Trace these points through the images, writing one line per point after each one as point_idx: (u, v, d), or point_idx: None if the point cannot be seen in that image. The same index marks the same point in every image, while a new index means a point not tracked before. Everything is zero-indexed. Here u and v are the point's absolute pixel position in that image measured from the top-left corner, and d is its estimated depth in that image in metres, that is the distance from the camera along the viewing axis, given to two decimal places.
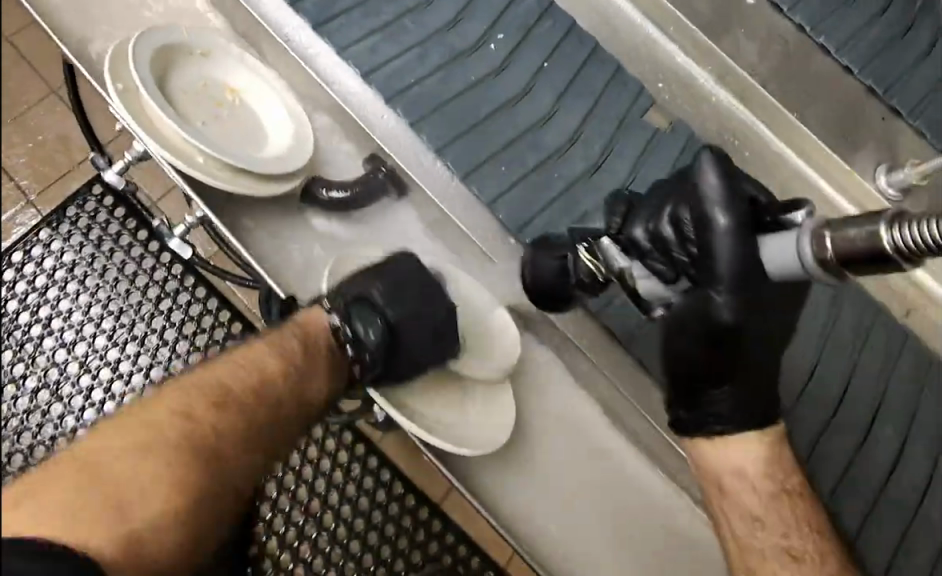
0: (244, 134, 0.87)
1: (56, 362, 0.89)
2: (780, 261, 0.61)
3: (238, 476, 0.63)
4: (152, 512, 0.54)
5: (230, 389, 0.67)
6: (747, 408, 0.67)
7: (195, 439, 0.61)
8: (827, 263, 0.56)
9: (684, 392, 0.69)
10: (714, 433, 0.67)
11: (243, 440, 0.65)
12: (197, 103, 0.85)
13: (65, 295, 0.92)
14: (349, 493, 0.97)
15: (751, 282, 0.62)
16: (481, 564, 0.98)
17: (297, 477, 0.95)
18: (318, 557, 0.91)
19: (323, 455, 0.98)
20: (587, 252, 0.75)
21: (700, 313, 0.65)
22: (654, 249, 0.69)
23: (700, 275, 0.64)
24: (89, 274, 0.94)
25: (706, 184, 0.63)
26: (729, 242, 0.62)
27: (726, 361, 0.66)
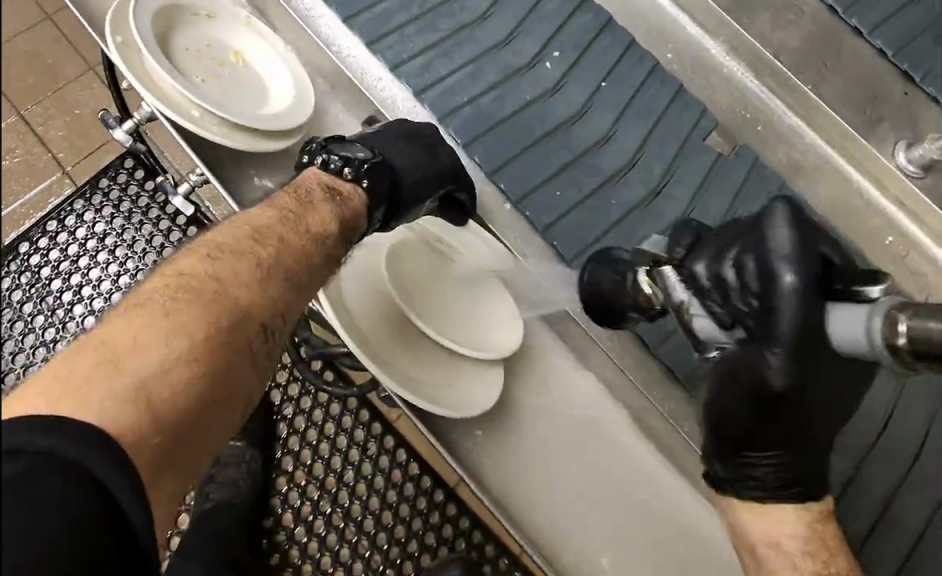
0: (249, 94, 0.73)
1: (85, 328, 0.89)
2: (853, 337, 0.52)
3: (267, 328, 0.55)
4: (169, 381, 0.46)
5: (261, 235, 0.60)
6: (795, 480, 0.59)
7: (235, 292, 0.54)
8: (898, 353, 0.50)
9: (723, 446, 0.62)
10: (751, 496, 0.60)
11: (274, 296, 0.56)
12: (201, 64, 0.72)
13: (96, 263, 0.92)
14: (365, 471, 0.95)
15: (809, 348, 0.54)
16: (496, 551, 0.95)
17: (314, 452, 0.95)
18: (332, 533, 0.91)
19: (339, 433, 0.96)
20: (648, 277, 0.69)
21: (751, 371, 0.56)
22: (715, 290, 0.59)
23: (758, 331, 0.56)
24: (119, 245, 0.93)
25: (774, 236, 0.54)
26: (795, 304, 0.53)
27: (779, 420, 0.58)
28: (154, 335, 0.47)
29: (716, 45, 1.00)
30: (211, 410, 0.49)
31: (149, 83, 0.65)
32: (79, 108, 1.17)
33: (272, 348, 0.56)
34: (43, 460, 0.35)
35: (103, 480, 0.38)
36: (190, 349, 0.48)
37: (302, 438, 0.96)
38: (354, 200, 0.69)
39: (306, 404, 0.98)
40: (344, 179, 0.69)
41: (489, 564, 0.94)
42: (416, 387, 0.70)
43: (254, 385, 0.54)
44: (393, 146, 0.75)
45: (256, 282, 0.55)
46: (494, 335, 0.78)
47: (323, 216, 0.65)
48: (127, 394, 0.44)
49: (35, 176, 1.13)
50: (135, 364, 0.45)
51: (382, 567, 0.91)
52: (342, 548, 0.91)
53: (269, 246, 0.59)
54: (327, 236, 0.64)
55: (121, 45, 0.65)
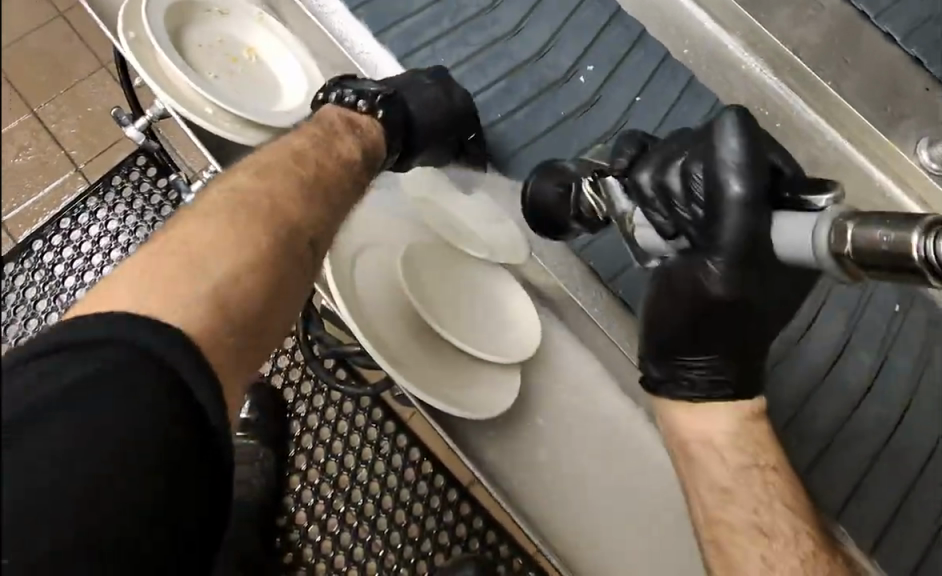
0: (263, 91, 0.73)
1: None
2: (794, 247, 0.55)
3: (319, 240, 0.58)
4: (236, 282, 0.49)
5: (300, 158, 0.63)
6: (726, 381, 0.61)
7: (287, 206, 0.56)
8: (843, 260, 0.50)
9: (663, 347, 0.64)
10: (682, 396, 0.63)
11: (321, 213, 0.59)
12: (215, 61, 0.72)
13: (109, 261, 0.92)
14: (378, 470, 0.94)
15: (753, 257, 0.57)
16: (510, 550, 0.94)
17: (327, 450, 0.96)
18: (345, 532, 0.92)
19: (353, 432, 0.96)
20: (590, 186, 0.71)
21: (693, 282, 0.60)
22: (657, 198, 0.62)
23: (700, 240, 0.59)
24: (132, 242, 0.93)
25: (725, 148, 0.57)
26: (740, 214, 0.56)
27: (720, 326, 0.60)
28: (222, 242, 0.50)
29: (734, 40, 0.99)
30: (275, 313, 0.52)
31: (164, 82, 0.64)
32: (91, 106, 1.17)
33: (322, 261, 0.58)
34: (129, 361, 0.39)
35: (184, 376, 0.40)
36: (253, 255, 0.51)
37: (316, 436, 0.97)
38: (367, 125, 0.73)
39: (319, 403, 0.99)
40: (360, 111, 0.74)
41: (503, 564, 0.94)
42: (437, 387, 0.70)
43: (308, 295, 0.56)
44: (411, 91, 0.81)
45: (300, 198, 0.58)
46: (512, 336, 0.78)
47: (354, 148, 0.69)
48: (203, 295, 0.46)
49: (48, 174, 1.14)
50: (206, 269, 0.48)
51: (396, 566, 0.91)
52: (355, 547, 0.91)
53: (307, 168, 0.62)
54: (354, 161, 0.68)
55: (133, 41, 0.65)
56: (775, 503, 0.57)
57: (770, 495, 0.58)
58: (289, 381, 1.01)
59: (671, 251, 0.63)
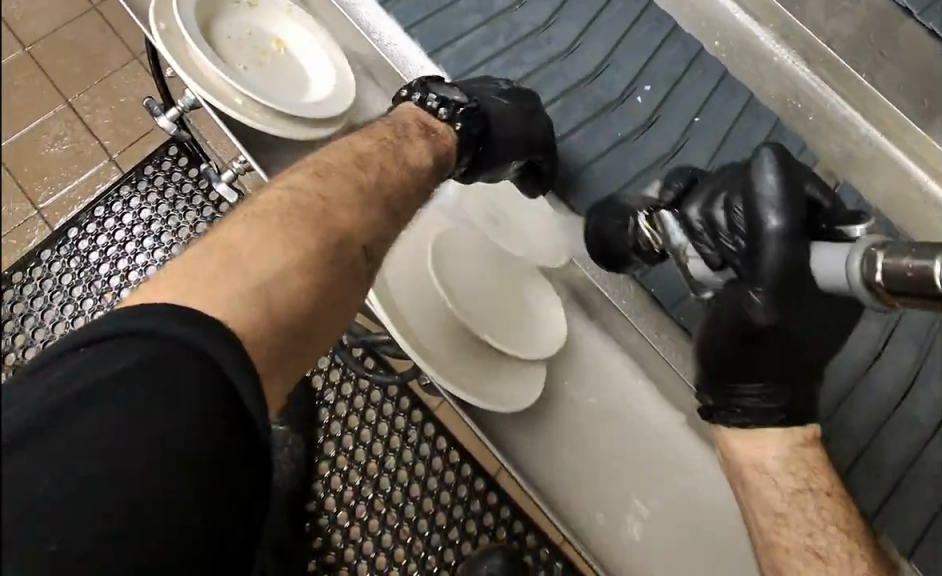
0: (292, 82, 0.73)
1: None
2: (829, 275, 0.57)
3: (370, 246, 0.58)
4: (283, 284, 0.50)
5: (362, 161, 0.63)
6: (778, 406, 0.64)
7: (339, 212, 0.57)
8: (875, 288, 0.51)
9: (716, 376, 0.66)
10: (735, 423, 0.65)
11: (373, 218, 0.60)
12: (245, 54, 0.72)
13: (142, 249, 0.94)
14: (406, 458, 0.99)
15: (792, 286, 0.59)
16: (536, 541, 0.99)
17: (356, 438, 0.99)
18: (373, 518, 0.95)
19: (381, 421, 1.00)
20: (646, 221, 0.73)
21: (737, 310, 0.62)
22: (706, 231, 0.65)
23: (744, 270, 0.62)
24: (165, 231, 0.95)
25: (763, 183, 0.60)
26: (778, 246, 0.59)
27: (764, 353, 0.63)
28: (272, 242, 0.51)
29: (766, 32, 0.98)
30: (321, 317, 0.52)
31: (195, 75, 0.65)
32: (124, 97, 1.18)
33: (373, 269, 0.59)
34: (174, 352, 0.39)
35: (225, 371, 0.41)
36: (300, 254, 0.52)
37: (344, 424, 1.00)
38: (445, 136, 0.76)
39: (347, 391, 1.02)
40: (439, 118, 0.77)
41: (530, 553, 0.98)
42: (464, 380, 0.71)
43: (360, 301, 0.57)
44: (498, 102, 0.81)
45: (356, 202, 0.59)
46: (544, 332, 0.79)
47: (420, 155, 0.70)
48: (247, 292, 0.47)
49: (83, 163, 1.16)
50: (251, 267, 0.49)
51: (424, 553, 0.95)
52: (383, 533, 0.95)
53: (367, 170, 0.63)
54: (423, 167, 0.69)
55: (164, 32, 0.66)
56: (828, 526, 0.59)
57: (823, 520, 0.59)
58: (318, 369, 1.03)
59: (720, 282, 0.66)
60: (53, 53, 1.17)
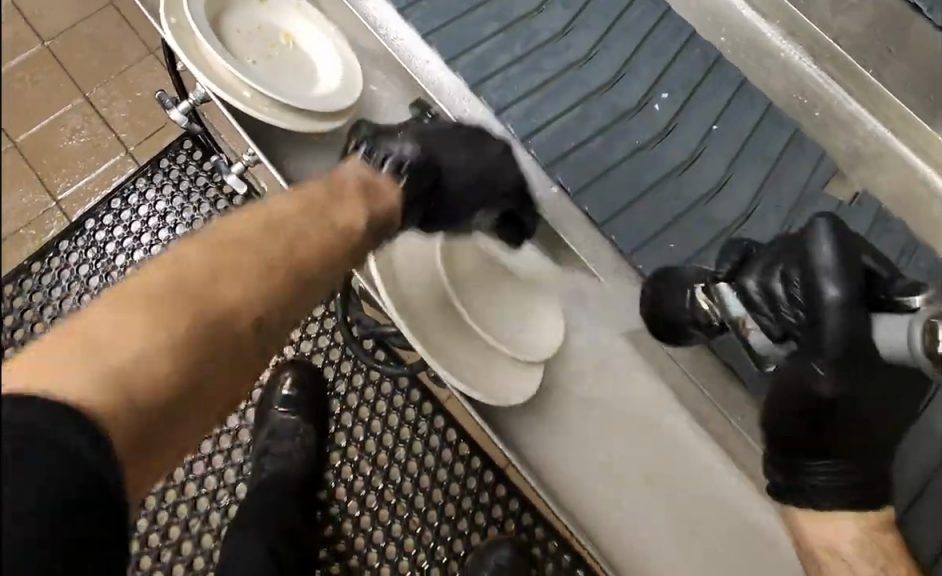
0: (300, 76, 0.74)
1: None
2: (894, 348, 0.54)
3: (268, 320, 0.56)
4: (153, 366, 0.48)
5: (276, 228, 0.60)
6: (855, 491, 0.58)
7: (234, 285, 0.55)
8: (935, 361, 0.50)
9: (784, 455, 0.62)
10: (808, 505, 0.60)
11: (275, 292, 0.57)
12: (253, 46, 0.74)
13: (154, 241, 0.96)
14: (416, 450, 1.01)
15: (853, 361, 0.56)
16: (545, 533, 1.00)
17: (366, 430, 1.02)
18: (383, 508, 0.98)
19: (391, 412, 1.02)
20: (703, 292, 0.71)
21: (800, 388, 0.58)
22: (764, 303, 0.63)
23: (806, 341, 0.58)
24: (177, 223, 0.97)
25: (820, 253, 0.57)
26: (838, 318, 0.55)
27: (831, 432, 0.58)
28: (147, 319, 0.48)
29: (773, 29, 1.00)
30: (196, 399, 0.50)
31: (203, 65, 0.67)
32: (141, 91, 1.20)
33: (266, 344, 0.57)
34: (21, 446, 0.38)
35: (80, 448, 0.41)
36: (171, 337, 0.49)
37: (355, 415, 1.03)
38: (385, 190, 0.70)
39: (358, 381, 1.05)
40: (383, 174, 0.71)
41: (538, 545, 0.99)
42: (458, 366, 0.79)
43: (245, 378, 0.55)
44: (453, 151, 0.77)
45: (255, 280, 0.56)
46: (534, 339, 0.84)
47: (352, 217, 0.66)
48: (108, 375, 0.45)
49: (99, 156, 1.17)
50: (117, 347, 0.46)
51: (433, 543, 0.97)
52: (393, 523, 0.98)
53: (277, 237, 0.60)
54: (352, 230, 0.66)
55: (175, 26, 0.67)
56: None
57: None
58: (329, 360, 1.05)
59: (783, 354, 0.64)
60: (70, 48, 1.19)
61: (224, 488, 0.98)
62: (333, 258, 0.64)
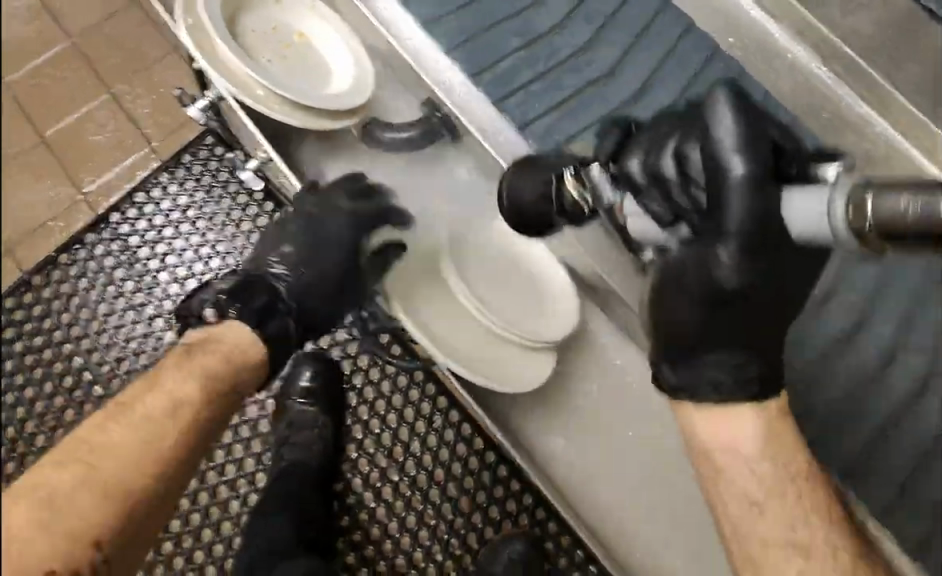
0: (313, 77, 0.78)
1: (170, 294, 1.08)
2: (804, 224, 0.57)
3: (105, 530, 0.61)
4: None
5: (104, 432, 0.65)
6: (747, 381, 0.63)
7: (66, 521, 0.59)
8: (862, 234, 0.53)
9: (676, 351, 0.65)
10: (709, 400, 0.64)
11: (115, 505, 0.62)
12: (266, 45, 0.77)
13: (179, 234, 1.10)
14: (431, 443, 1.06)
15: (759, 239, 0.58)
16: (559, 528, 1.02)
17: (383, 423, 1.07)
18: (398, 500, 1.04)
19: (407, 406, 1.08)
20: (572, 176, 0.81)
21: (701, 269, 0.62)
22: (653, 186, 0.68)
23: (705, 228, 0.61)
24: (200, 217, 1.11)
25: (720, 129, 0.59)
26: (742, 196, 0.58)
27: (732, 317, 0.62)
28: None
29: (782, 29, 1.03)
30: None
31: (213, 55, 0.68)
32: (164, 87, 1.26)
33: (115, 552, 0.62)
34: None
35: None
36: None
37: (371, 408, 1.08)
38: (233, 335, 0.78)
39: (375, 375, 1.10)
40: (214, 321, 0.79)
41: (551, 540, 1.02)
42: (485, 364, 0.90)
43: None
44: (294, 275, 0.85)
45: (64, 515, 0.59)
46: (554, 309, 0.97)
47: (200, 394, 0.72)
48: None
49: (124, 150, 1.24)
50: None
51: (446, 535, 1.02)
52: (408, 515, 1.03)
53: (71, 469, 0.62)
54: (201, 407, 0.72)
55: (191, 27, 0.68)
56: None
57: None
58: (347, 353, 1.11)
59: (672, 236, 0.69)
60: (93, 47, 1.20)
61: (244, 478, 1.05)
62: (181, 445, 0.69)
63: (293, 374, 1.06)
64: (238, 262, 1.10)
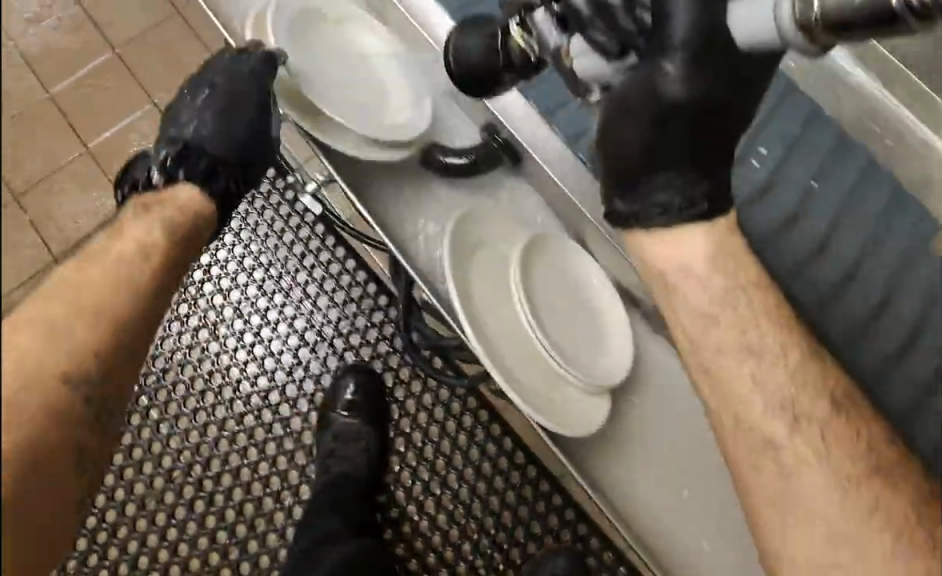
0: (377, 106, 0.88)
1: (214, 305, 1.11)
2: (750, 29, 0.64)
3: (109, 355, 0.64)
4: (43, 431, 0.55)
5: (104, 266, 0.68)
6: (691, 193, 0.70)
7: (74, 340, 0.61)
8: (807, 27, 0.57)
9: (624, 182, 0.73)
10: (655, 223, 0.70)
11: (111, 330, 0.65)
12: (323, 71, 0.86)
13: (223, 245, 1.13)
14: (472, 457, 1.06)
15: (707, 46, 0.67)
16: (601, 544, 1.03)
17: (424, 436, 1.08)
18: (442, 513, 1.04)
19: (448, 418, 1.07)
20: (519, 27, 0.77)
21: (647, 87, 0.69)
22: (596, 18, 0.68)
23: (649, 46, 0.69)
24: (243, 227, 1.13)
25: None
26: (685, 6, 0.66)
27: (673, 144, 0.70)
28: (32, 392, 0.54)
29: None
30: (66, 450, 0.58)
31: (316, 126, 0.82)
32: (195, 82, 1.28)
33: (111, 369, 0.64)
34: None
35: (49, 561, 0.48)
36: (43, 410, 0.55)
37: (413, 421, 1.09)
38: (181, 198, 0.80)
39: (416, 387, 1.11)
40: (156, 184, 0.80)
41: (593, 555, 1.02)
42: (541, 401, 0.79)
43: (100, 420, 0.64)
44: (215, 138, 0.84)
45: (66, 334, 0.61)
46: (598, 328, 0.87)
47: (161, 235, 0.75)
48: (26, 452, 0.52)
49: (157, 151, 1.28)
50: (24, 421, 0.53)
51: (489, 549, 1.02)
52: (452, 528, 1.04)
53: (66, 289, 0.63)
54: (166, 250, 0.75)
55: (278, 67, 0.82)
56: None
57: None
58: (389, 366, 1.11)
59: (615, 70, 0.72)
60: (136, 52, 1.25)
61: (288, 491, 1.05)
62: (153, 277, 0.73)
63: (338, 385, 1.08)
64: (279, 273, 1.11)
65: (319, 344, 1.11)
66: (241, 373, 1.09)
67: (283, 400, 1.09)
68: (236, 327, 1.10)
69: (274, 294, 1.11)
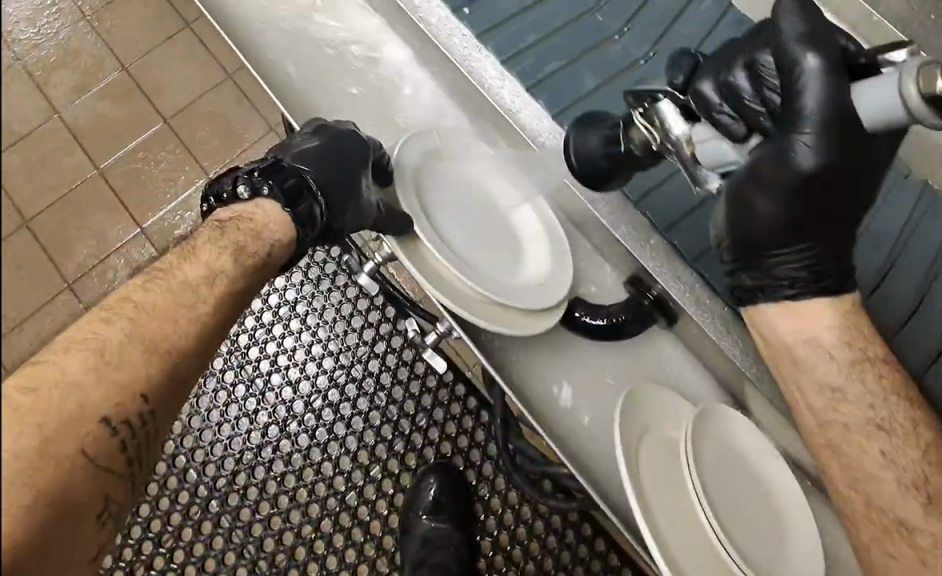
0: (504, 262, 0.85)
1: (283, 401, 1.05)
2: (878, 112, 0.56)
3: (148, 401, 0.57)
4: (59, 478, 0.48)
5: (149, 305, 0.62)
6: (823, 274, 0.65)
7: (92, 391, 0.53)
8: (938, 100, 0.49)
9: (750, 252, 0.67)
10: (781, 295, 0.66)
11: (156, 370, 0.59)
12: (440, 207, 0.86)
13: (289, 332, 1.10)
14: (565, 560, 1.01)
15: (845, 124, 0.59)
16: None
17: (513, 538, 1.03)
18: None
19: (537, 518, 1.03)
20: (641, 118, 0.70)
21: (779, 162, 0.61)
22: (725, 103, 0.66)
23: (783, 121, 0.62)
24: (310, 312, 1.11)
25: (788, 30, 0.61)
26: (819, 82, 0.59)
27: (817, 218, 0.63)
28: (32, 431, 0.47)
29: None
30: (81, 515, 0.50)
31: (415, 255, 0.79)
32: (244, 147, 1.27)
33: (138, 428, 0.56)
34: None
35: None
36: (54, 450, 0.48)
37: (499, 521, 1.04)
38: (264, 213, 0.76)
39: (499, 485, 1.06)
40: (242, 198, 0.77)
41: None
42: None
43: (126, 480, 0.55)
44: (319, 165, 0.81)
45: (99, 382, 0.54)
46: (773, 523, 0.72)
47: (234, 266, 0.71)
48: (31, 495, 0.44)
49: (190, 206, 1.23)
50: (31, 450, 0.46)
51: None
52: None
53: (119, 324, 0.59)
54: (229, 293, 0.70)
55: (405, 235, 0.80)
56: None
57: None
58: (470, 462, 1.06)
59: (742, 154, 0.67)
60: (193, 126, 1.27)
61: None
62: (208, 309, 0.67)
63: (421, 487, 1.02)
64: (351, 364, 1.09)
65: (396, 438, 1.05)
66: (315, 473, 1.01)
67: (361, 501, 1.01)
68: (308, 423, 1.04)
69: (347, 384, 1.07)
